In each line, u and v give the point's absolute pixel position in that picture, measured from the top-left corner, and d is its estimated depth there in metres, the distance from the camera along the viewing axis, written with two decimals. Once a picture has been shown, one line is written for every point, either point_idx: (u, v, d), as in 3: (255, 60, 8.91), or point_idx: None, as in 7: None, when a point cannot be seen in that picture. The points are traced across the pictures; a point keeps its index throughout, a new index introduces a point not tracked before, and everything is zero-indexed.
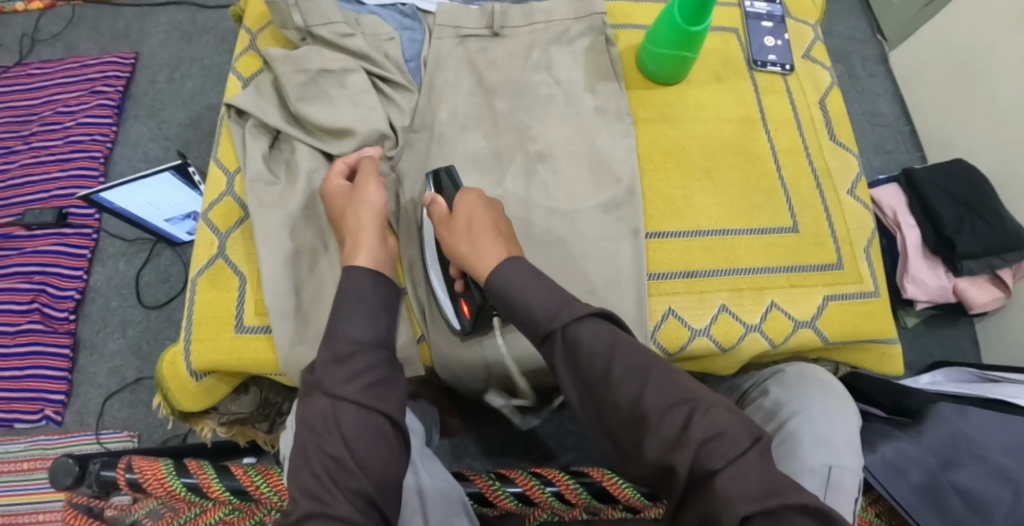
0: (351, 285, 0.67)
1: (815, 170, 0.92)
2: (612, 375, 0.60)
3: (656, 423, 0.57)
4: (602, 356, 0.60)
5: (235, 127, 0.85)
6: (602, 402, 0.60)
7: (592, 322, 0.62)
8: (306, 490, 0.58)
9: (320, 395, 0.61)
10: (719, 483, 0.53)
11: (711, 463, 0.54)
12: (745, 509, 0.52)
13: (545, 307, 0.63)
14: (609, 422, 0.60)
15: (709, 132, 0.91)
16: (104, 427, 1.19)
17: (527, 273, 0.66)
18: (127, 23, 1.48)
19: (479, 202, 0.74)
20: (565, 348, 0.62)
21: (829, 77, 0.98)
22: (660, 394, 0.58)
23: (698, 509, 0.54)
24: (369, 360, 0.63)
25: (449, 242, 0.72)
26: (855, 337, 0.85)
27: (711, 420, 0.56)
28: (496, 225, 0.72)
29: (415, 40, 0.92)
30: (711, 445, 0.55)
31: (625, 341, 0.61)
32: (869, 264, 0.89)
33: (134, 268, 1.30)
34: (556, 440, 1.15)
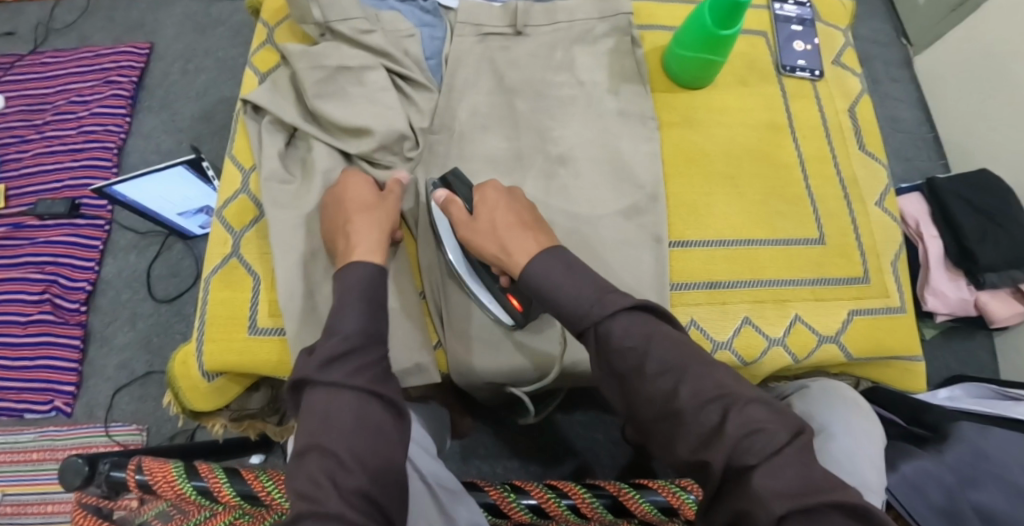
0: (367, 288, 0.65)
1: (842, 179, 0.89)
2: (645, 369, 0.57)
3: (691, 419, 0.54)
4: (636, 352, 0.57)
5: (251, 123, 0.83)
6: (636, 395, 0.57)
7: (627, 314, 0.59)
8: (305, 494, 0.55)
9: (318, 384, 0.59)
10: (754, 481, 0.51)
11: (746, 460, 0.51)
12: (782, 508, 0.49)
13: (576, 301, 0.61)
14: (642, 416, 0.57)
15: (734, 137, 0.89)
16: (113, 419, 1.18)
17: (562, 264, 0.63)
18: (142, 13, 1.47)
19: (499, 196, 0.71)
20: (599, 343, 0.59)
21: (859, 83, 0.95)
22: (696, 390, 0.55)
23: (732, 507, 0.52)
24: (374, 355, 0.62)
25: (474, 241, 0.71)
26: (880, 353, 0.83)
27: (747, 416, 0.53)
28: (521, 219, 0.70)
29: (436, 38, 0.90)
30: (747, 442, 0.52)
31: (662, 333, 0.58)
32: (896, 278, 0.86)
33: (145, 260, 1.29)
34: (568, 446, 1.14)
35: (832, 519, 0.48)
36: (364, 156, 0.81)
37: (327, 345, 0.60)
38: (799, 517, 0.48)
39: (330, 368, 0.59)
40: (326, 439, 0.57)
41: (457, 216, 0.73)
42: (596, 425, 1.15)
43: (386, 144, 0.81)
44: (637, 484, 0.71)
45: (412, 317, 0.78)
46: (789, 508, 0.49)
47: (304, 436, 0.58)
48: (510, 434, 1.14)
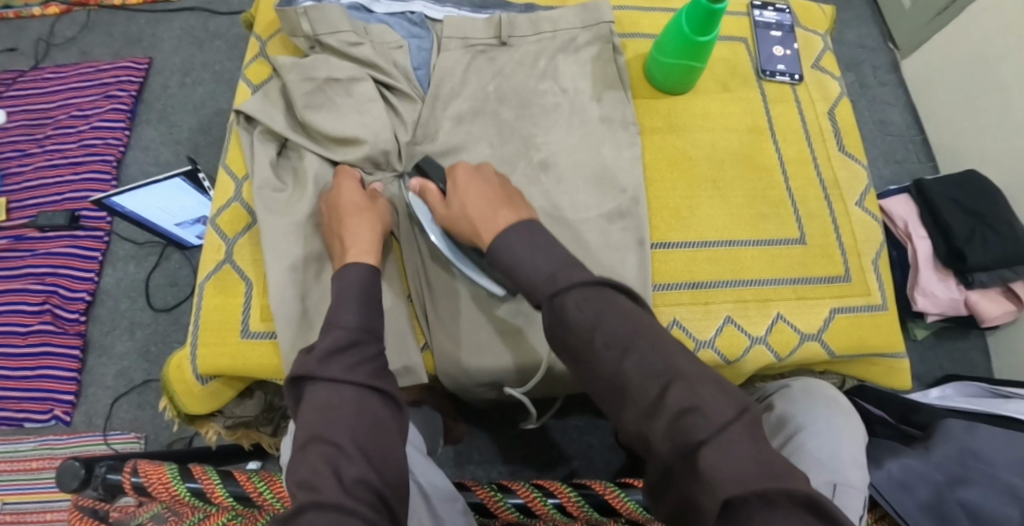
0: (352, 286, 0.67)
1: (823, 181, 0.91)
2: (595, 344, 0.57)
3: (634, 392, 0.56)
4: (587, 326, 0.58)
5: (244, 134, 0.85)
6: (584, 366, 0.59)
7: (579, 289, 0.59)
8: (306, 482, 0.55)
9: (319, 382, 0.60)
10: (704, 459, 0.52)
11: (694, 436, 0.52)
12: (728, 494, 0.50)
13: (535, 272, 0.62)
14: (596, 390, 0.59)
15: (715, 141, 0.91)
16: (112, 428, 1.20)
17: (524, 242, 0.63)
18: (141, 29, 1.50)
19: (467, 173, 0.75)
20: (552, 319, 0.60)
21: (838, 87, 0.97)
22: (641, 364, 0.56)
23: (683, 491, 0.53)
24: (372, 349, 0.63)
25: (449, 223, 0.74)
26: (863, 350, 0.84)
27: (692, 392, 0.54)
28: (492, 198, 0.71)
29: (423, 48, 0.92)
30: (689, 419, 0.53)
31: (614, 307, 0.58)
32: (878, 276, 0.88)
33: (144, 270, 1.31)
34: (559, 449, 1.15)
35: (786, 511, 0.49)
36: (351, 162, 0.84)
37: (328, 339, 0.62)
38: (751, 503, 0.49)
39: (325, 367, 0.60)
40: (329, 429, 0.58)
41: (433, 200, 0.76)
42: (589, 429, 1.17)
43: (373, 154, 0.83)
44: (623, 485, 0.72)
45: (399, 322, 0.80)
46: (734, 494, 0.50)
47: (306, 428, 0.58)
48: (504, 437, 1.15)
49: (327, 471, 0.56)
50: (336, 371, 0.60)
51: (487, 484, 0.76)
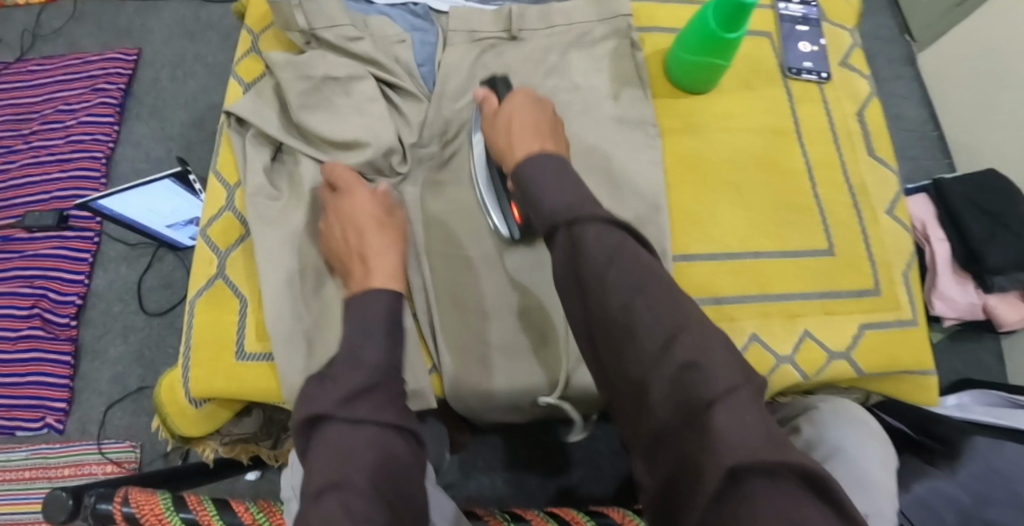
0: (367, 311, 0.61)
1: (851, 187, 0.86)
2: (607, 282, 0.53)
3: (640, 338, 0.51)
4: (603, 261, 0.54)
5: (235, 137, 0.80)
6: (592, 304, 0.55)
7: (600, 222, 0.56)
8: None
9: (337, 421, 0.54)
10: (713, 420, 0.46)
11: (702, 393, 0.48)
12: (734, 463, 0.44)
13: (552, 203, 0.58)
14: (594, 329, 0.55)
15: (738, 144, 0.86)
16: (106, 436, 1.16)
17: (555, 169, 0.61)
18: (130, 19, 1.44)
19: (527, 102, 0.71)
20: (566, 248, 0.56)
21: (867, 86, 0.92)
22: (654, 307, 0.52)
23: (684, 455, 0.48)
24: (390, 393, 0.57)
25: (490, 132, 0.72)
26: (891, 368, 0.80)
27: (700, 347, 0.49)
28: (537, 125, 0.69)
29: (427, 43, 0.87)
30: (694, 378, 0.48)
31: (631, 249, 0.54)
32: (908, 289, 0.83)
33: (136, 272, 1.26)
34: (566, 457, 1.11)
35: (790, 487, 0.44)
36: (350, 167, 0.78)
37: (351, 378, 0.56)
38: (756, 476, 0.44)
39: (348, 409, 0.54)
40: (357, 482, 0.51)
41: (489, 110, 0.74)
42: (597, 437, 1.13)
43: (375, 159, 0.78)
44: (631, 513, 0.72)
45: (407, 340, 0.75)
46: (740, 460, 0.44)
47: (324, 472, 0.51)
48: (511, 445, 1.11)
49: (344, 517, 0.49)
50: (363, 413, 0.54)
51: (498, 513, 0.71)
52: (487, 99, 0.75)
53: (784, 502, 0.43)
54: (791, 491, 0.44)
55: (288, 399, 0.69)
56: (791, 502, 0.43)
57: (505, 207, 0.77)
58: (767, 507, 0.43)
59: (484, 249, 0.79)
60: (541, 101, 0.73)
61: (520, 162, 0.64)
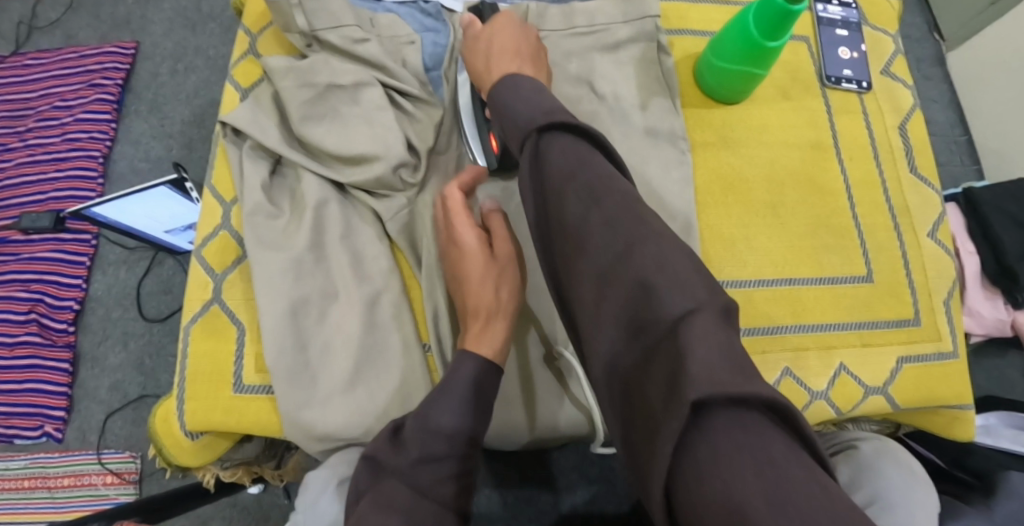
0: (458, 373, 0.58)
1: (891, 208, 0.81)
2: (565, 193, 0.49)
3: (595, 251, 0.47)
4: (565, 174, 0.50)
5: (232, 149, 0.75)
6: (553, 218, 0.51)
7: (567, 133, 0.52)
8: None
9: (398, 481, 0.55)
10: (678, 342, 0.41)
11: (663, 312, 0.42)
12: (700, 394, 0.38)
13: (521, 117, 0.55)
14: (552, 244, 0.51)
15: (774, 161, 0.81)
16: (106, 445, 1.13)
17: (531, 85, 0.59)
18: (128, 10, 1.38)
19: (511, 26, 0.70)
20: (529, 160, 0.52)
21: (910, 96, 0.86)
22: (608, 218, 0.47)
23: (647, 391, 0.42)
24: (452, 467, 0.56)
25: (470, 55, 0.71)
26: (930, 403, 0.76)
27: (658, 259, 0.44)
28: (517, 47, 0.69)
29: (439, 44, 0.81)
30: (649, 294, 0.43)
31: (594, 160, 0.50)
32: (950, 320, 0.78)
33: (135, 276, 1.21)
34: (578, 473, 1.08)
35: (754, 419, 0.38)
36: (358, 185, 0.72)
37: (419, 442, 0.56)
38: (719, 408, 0.38)
39: (419, 472, 0.55)
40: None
41: (473, 32, 0.72)
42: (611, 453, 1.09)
43: (386, 176, 0.71)
44: None
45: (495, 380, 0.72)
46: (705, 394, 0.38)
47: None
48: (520, 460, 1.07)
49: None
50: (427, 481, 0.55)
51: None
52: (472, 23, 0.74)
53: (747, 438, 0.38)
54: (756, 424, 0.38)
55: (290, 433, 0.65)
56: (758, 438, 0.38)
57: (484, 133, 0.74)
58: (730, 447, 0.37)
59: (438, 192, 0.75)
60: (526, 26, 0.72)
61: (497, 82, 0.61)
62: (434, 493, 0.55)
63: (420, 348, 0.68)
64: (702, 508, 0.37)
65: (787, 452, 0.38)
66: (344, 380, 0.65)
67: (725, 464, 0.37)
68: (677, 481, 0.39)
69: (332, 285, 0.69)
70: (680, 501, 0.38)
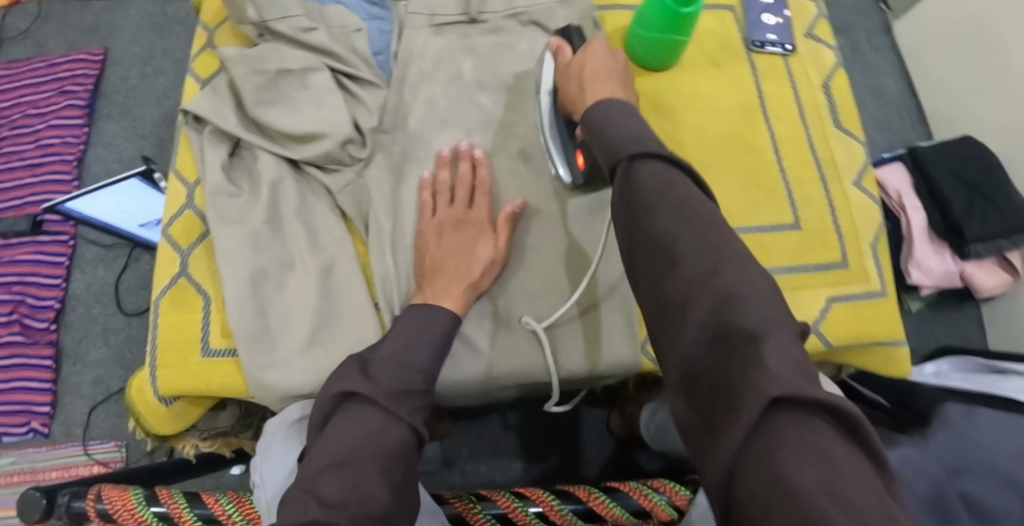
0: (433, 326, 0.65)
1: (818, 160, 0.86)
2: (655, 211, 0.53)
3: (682, 263, 0.50)
4: (656, 194, 0.54)
5: (193, 134, 0.79)
6: (640, 233, 0.54)
7: (658, 161, 0.56)
8: (345, 501, 0.53)
9: (372, 409, 0.58)
10: (756, 345, 0.43)
11: (737, 321, 0.45)
12: (778, 391, 0.40)
13: (619, 137, 0.60)
14: (640, 258, 0.54)
15: (705, 122, 0.85)
16: (91, 437, 1.16)
17: (621, 112, 0.64)
18: (96, 17, 1.42)
19: (603, 51, 0.73)
20: (622, 182, 0.56)
21: (833, 57, 0.92)
22: (697, 241, 0.51)
23: (717, 385, 0.44)
24: (420, 402, 0.61)
25: (564, 82, 0.75)
26: (862, 340, 0.80)
27: (736, 279, 0.47)
28: (610, 73, 0.71)
29: (384, 31, 0.86)
30: (730, 305, 0.46)
31: (685, 186, 0.54)
32: (876, 262, 0.83)
33: (114, 273, 1.25)
34: (551, 440, 1.12)
35: (820, 424, 0.41)
36: (310, 161, 0.77)
37: (390, 372, 0.60)
38: (791, 408, 0.41)
39: (397, 405, 0.59)
40: (365, 474, 0.55)
41: (563, 60, 0.76)
42: (581, 419, 1.14)
43: (334, 151, 0.76)
44: (608, 489, 0.74)
45: (465, 337, 0.72)
46: (781, 392, 0.40)
47: (326, 455, 0.55)
48: (494, 433, 1.13)
49: (310, 498, 0.52)
50: (402, 411, 0.59)
51: (464, 495, 0.74)
52: (561, 49, 0.77)
53: (814, 438, 0.40)
54: (822, 429, 0.40)
55: (255, 394, 0.69)
56: (825, 440, 0.40)
57: (570, 150, 0.76)
58: (796, 439, 0.40)
59: (393, 171, 0.78)
60: (619, 54, 0.74)
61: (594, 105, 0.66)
62: (404, 418, 0.59)
63: (371, 306, 0.72)
64: (762, 487, 0.39)
65: (853, 460, 0.40)
66: (297, 344, 0.70)
67: (794, 457, 0.39)
68: (743, 468, 0.40)
69: (291, 255, 0.74)
70: (743, 487, 0.40)
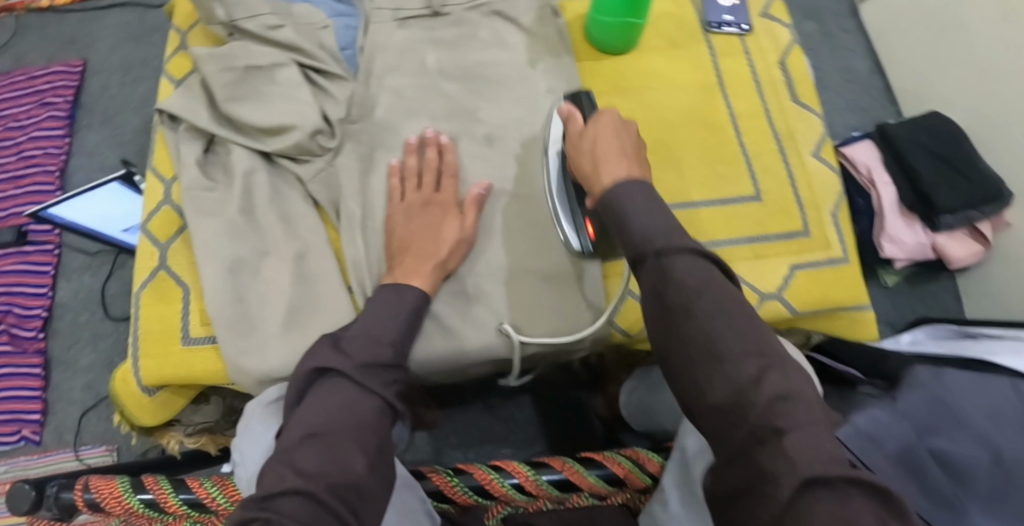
0: (404, 303, 0.67)
1: (776, 133, 0.88)
2: (694, 308, 0.54)
3: (725, 362, 0.52)
4: (692, 290, 0.55)
5: (168, 133, 0.81)
6: (675, 330, 0.55)
7: (691, 255, 0.56)
8: (322, 467, 0.55)
9: (347, 383, 0.61)
10: (788, 441, 0.47)
11: (779, 419, 0.48)
12: (811, 472, 0.45)
13: (647, 230, 0.59)
14: (675, 354, 0.55)
15: (665, 101, 0.88)
16: (83, 443, 1.17)
17: (641, 197, 0.60)
18: (74, 29, 1.44)
19: (615, 124, 0.68)
20: (655, 274, 0.56)
21: (789, 34, 0.95)
22: (737, 338, 0.53)
23: (755, 466, 0.48)
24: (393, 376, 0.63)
25: (574, 155, 0.69)
26: (827, 305, 0.83)
27: (780, 380, 0.50)
28: (624, 147, 0.66)
29: (351, 27, 0.89)
30: (774, 403, 0.49)
31: (719, 284, 0.55)
32: (837, 229, 0.86)
33: (100, 280, 1.27)
34: (537, 426, 1.14)
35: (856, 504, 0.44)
36: (282, 152, 0.79)
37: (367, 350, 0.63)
38: (830, 491, 0.44)
39: (368, 377, 0.61)
40: (338, 444, 0.57)
41: (574, 130, 0.71)
42: (566, 404, 1.15)
43: (304, 142, 0.78)
44: (583, 460, 0.76)
45: (437, 317, 0.74)
46: (817, 475, 0.45)
47: (301, 427, 0.57)
48: (481, 422, 1.14)
49: (286, 469, 0.54)
50: (376, 385, 0.61)
51: (441, 470, 0.76)
52: (571, 116, 0.72)
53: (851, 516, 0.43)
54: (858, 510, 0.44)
55: (236, 379, 0.71)
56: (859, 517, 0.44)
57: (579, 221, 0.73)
58: (834, 514, 0.44)
59: (363, 160, 0.80)
60: (630, 124, 0.69)
61: (609, 188, 0.62)
62: (377, 391, 0.61)
63: (344, 289, 0.75)
64: None
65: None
66: (274, 328, 0.72)
67: None
68: None
69: (266, 243, 0.76)
70: None
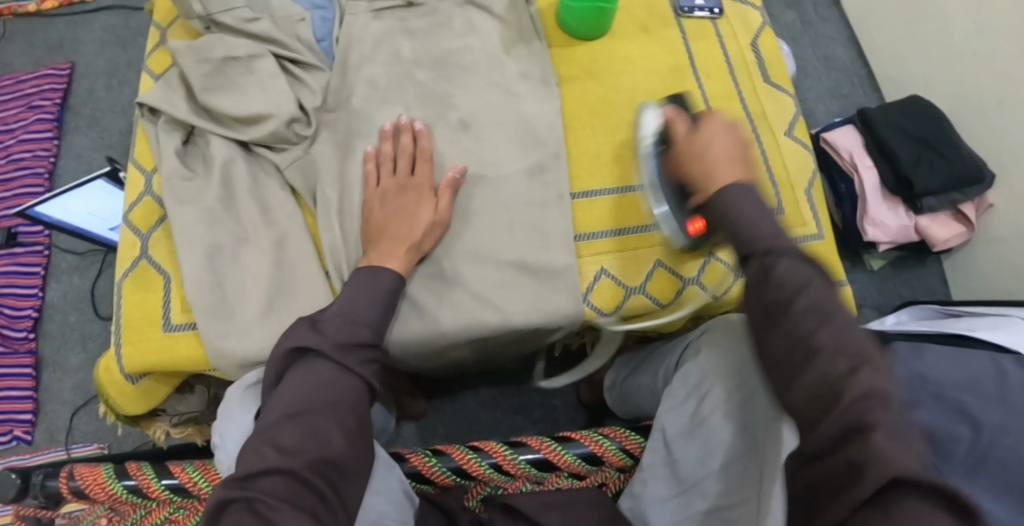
0: (380, 283, 0.68)
1: (749, 114, 0.89)
2: (794, 307, 0.51)
3: (819, 362, 0.49)
4: (793, 288, 0.52)
5: (149, 126, 0.82)
6: (771, 328, 0.53)
7: (798, 258, 0.53)
8: (300, 444, 0.55)
9: (325, 363, 0.61)
10: (874, 437, 0.44)
11: (866, 417, 0.45)
12: (898, 470, 0.42)
13: (754, 231, 0.56)
14: (773, 354, 0.52)
15: (638, 85, 0.89)
16: (74, 441, 1.18)
17: (751, 200, 0.57)
18: (60, 34, 1.46)
19: (725, 127, 0.63)
20: (756, 274, 0.54)
21: (760, 16, 0.96)
22: (838, 339, 0.50)
23: (831, 463, 0.46)
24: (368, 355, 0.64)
25: (679, 157, 0.65)
26: None
27: (873, 378, 0.47)
28: (739, 151, 0.62)
29: (327, 19, 0.90)
30: (866, 401, 0.46)
31: (825, 284, 0.53)
32: (812, 207, 0.87)
33: (88, 280, 1.28)
34: (523, 414, 1.15)
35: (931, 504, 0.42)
36: (260, 141, 0.80)
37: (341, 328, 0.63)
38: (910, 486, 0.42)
39: (345, 355, 0.62)
40: (318, 422, 0.57)
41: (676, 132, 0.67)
42: (552, 392, 1.16)
43: (280, 130, 0.79)
44: (562, 439, 0.76)
45: (412, 299, 0.76)
46: (904, 473, 0.42)
47: (281, 407, 0.58)
48: (469, 411, 1.15)
49: (267, 447, 0.55)
50: (353, 363, 0.62)
51: (420, 452, 0.77)
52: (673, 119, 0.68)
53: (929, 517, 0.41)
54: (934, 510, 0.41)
55: (217, 364, 0.73)
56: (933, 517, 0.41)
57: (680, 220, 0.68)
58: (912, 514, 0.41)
59: (341, 147, 0.81)
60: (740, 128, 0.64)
61: (721, 189, 0.59)
62: (355, 369, 0.62)
63: (322, 274, 0.76)
64: None
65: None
66: (253, 312, 0.73)
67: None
68: None
69: (244, 230, 0.77)
70: None
